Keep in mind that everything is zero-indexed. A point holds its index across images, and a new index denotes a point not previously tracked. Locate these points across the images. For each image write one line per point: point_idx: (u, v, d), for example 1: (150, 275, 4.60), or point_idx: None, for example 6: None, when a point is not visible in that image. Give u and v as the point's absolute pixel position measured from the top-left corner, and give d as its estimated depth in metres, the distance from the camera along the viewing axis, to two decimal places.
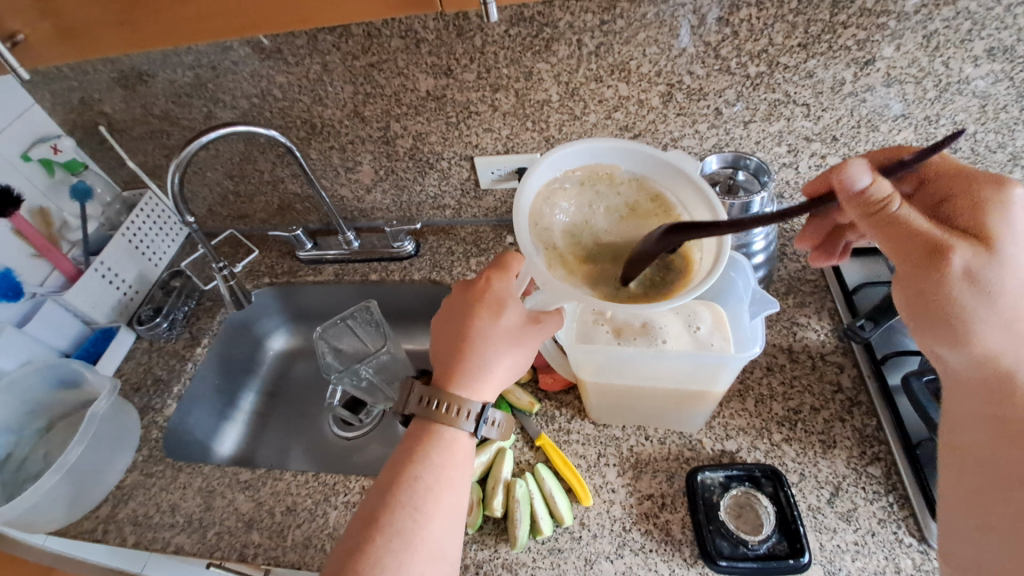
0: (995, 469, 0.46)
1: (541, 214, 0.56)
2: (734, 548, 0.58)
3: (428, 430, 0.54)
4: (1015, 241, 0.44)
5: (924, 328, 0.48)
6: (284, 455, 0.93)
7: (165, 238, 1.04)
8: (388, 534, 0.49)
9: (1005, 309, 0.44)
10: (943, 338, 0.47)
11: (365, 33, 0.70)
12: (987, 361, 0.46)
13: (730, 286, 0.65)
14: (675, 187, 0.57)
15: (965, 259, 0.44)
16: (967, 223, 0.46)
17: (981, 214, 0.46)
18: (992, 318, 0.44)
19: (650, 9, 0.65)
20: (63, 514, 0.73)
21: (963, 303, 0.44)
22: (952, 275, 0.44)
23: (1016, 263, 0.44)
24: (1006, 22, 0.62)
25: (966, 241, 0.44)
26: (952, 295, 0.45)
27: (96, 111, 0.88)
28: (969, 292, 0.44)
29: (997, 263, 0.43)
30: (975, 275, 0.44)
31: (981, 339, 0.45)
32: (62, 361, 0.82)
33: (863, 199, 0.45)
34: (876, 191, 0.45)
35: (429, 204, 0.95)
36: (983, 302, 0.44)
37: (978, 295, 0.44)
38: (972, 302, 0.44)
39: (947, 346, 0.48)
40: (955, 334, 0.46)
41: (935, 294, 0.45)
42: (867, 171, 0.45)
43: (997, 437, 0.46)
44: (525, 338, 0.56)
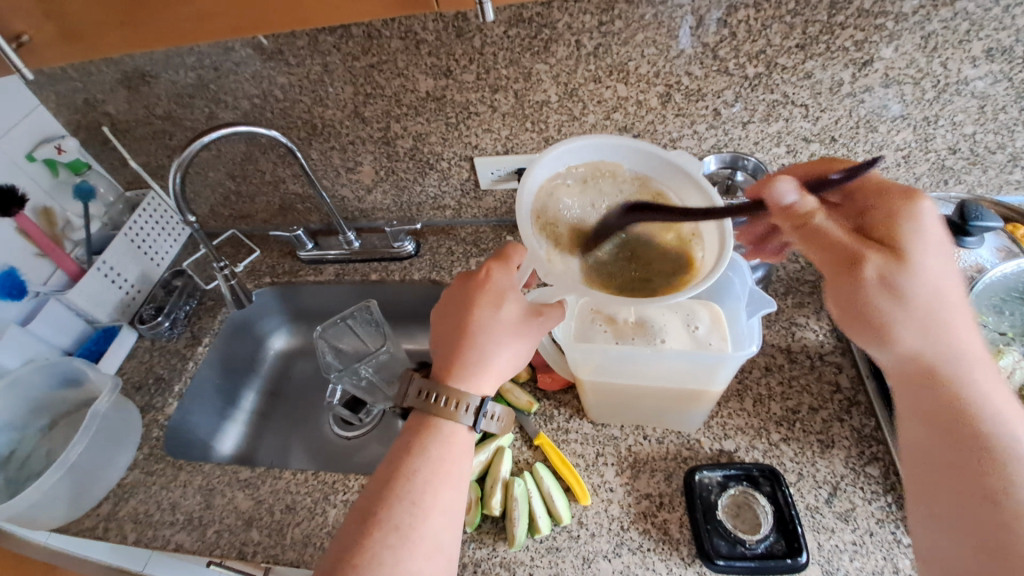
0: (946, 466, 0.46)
1: (544, 209, 0.57)
2: (732, 547, 0.58)
3: (427, 423, 0.55)
4: (923, 250, 0.48)
5: (852, 331, 0.51)
6: (285, 454, 0.94)
7: (168, 238, 1.05)
8: (386, 529, 0.49)
9: (922, 312, 0.47)
10: (870, 339, 0.50)
11: (365, 34, 0.71)
12: (912, 359, 0.49)
13: (727, 285, 0.65)
14: (676, 187, 0.57)
15: (877, 266, 0.47)
16: (881, 233, 0.49)
17: (893, 225, 0.49)
18: (910, 320, 0.48)
19: (648, 10, 0.65)
20: (66, 509, 0.73)
21: (881, 307, 0.48)
22: (868, 283, 0.47)
23: (926, 271, 0.47)
24: (1004, 22, 0.62)
25: (877, 251, 0.48)
26: (868, 301, 0.48)
27: (99, 112, 0.89)
28: (884, 296, 0.47)
29: (908, 271, 0.47)
30: (889, 282, 0.47)
31: (902, 339, 0.48)
32: (64, 360, 0.83)
33: (792, 212, 0.50)
34: (802, 204, 0.50)
35: (429, 204, 0.95)
36: (898, 306, 0.47)
37: (893, 300, 0.47)
38: (888, 307, 0.48)
39: (874, 345, 0.51)
40: (879, 335, 0.49)
41: (857, 299, 0.48)
42: (794, 188, 0.50)
43: (942, 433, 0.47)
44: (526, 332, 0.57)
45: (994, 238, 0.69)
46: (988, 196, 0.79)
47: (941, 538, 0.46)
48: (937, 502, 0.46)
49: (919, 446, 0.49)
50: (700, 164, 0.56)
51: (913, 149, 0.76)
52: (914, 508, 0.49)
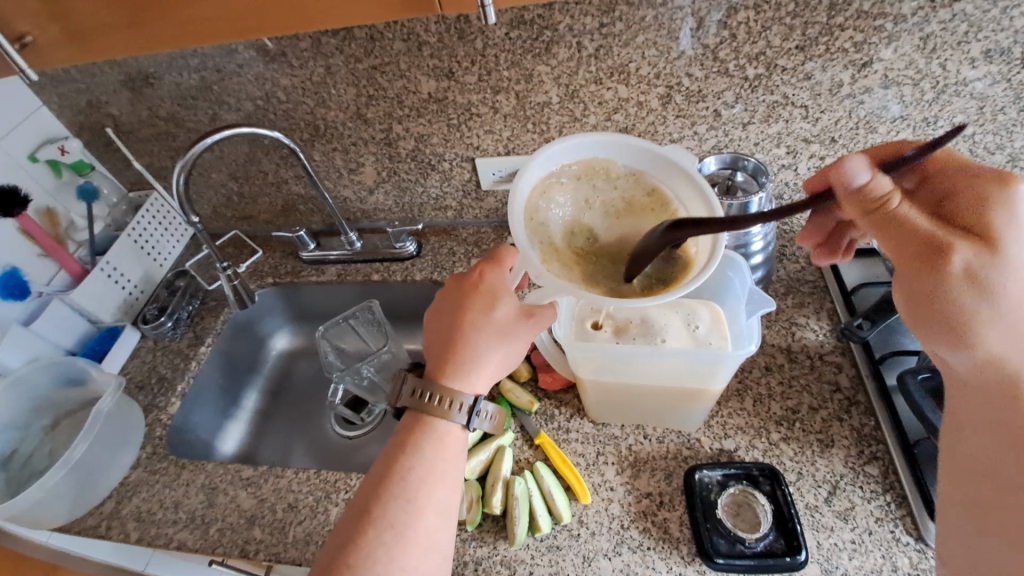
0: (1007, 480, 0.46)
1: (536, 208, 0.57)
2: (731, 546, 0.58)
3: (420, 422, 0.55)
4: (1019, 242, 0.44)
5: (929, 330, 0.48)
6: (286, 453, 0.94)
7: (170, 238, 1.05)
8: (381, 527, 0.49)
9: (1013, 311, 0.44)
10: (948, 340, 0.47)
11: (367, 36, 0.71)
12: (989, 364, 0.46)
13: (727, 285, 0.65)
14: (670, 181, 0.57)
15: (965, 257, 0.43)
16: (969, 221, 0.46)
17: (984, 213, 0.45)
18: (999, 319, 0.44)
19: (648, 12, 0.65)
20: (69, 507, 0.74)
21: (968, 306, 0.44)
22: (952, 274, 0.44)
23: (1020, 264, 0.43)
24: (1003, 24, 0.63)
25: (967, 240, 0.44)
26: (954, 297, 0.44)
27: (103, 113, 0.89)
28: (971, 291, 0.44)
29: (1002, 263, 0.43)
30: (975, 273, 0.43)
31: (983, 341, 0.45)
32: (67, 359, 0.84)
33: (862, 194, 0.46)
34: (875, 186, 0.46)
35: (431, 205, 0.96)
36: (990, 306, 0.44)
37: (982, 296, 0.44)
38: (973, 302, 0.44)
39: (951, 348, 0.47)
40: (960, 338, 0.46)
41: (940, 293, 0.45)
42: (865, 167, 0.46)
43: (999, 444, 0.46)
44: (519, 331, 0.57)
45: None
46: None
47: (977, 545, 0.47)
48: (992, 511, 0.46)
49: (974, 455, 0.48)
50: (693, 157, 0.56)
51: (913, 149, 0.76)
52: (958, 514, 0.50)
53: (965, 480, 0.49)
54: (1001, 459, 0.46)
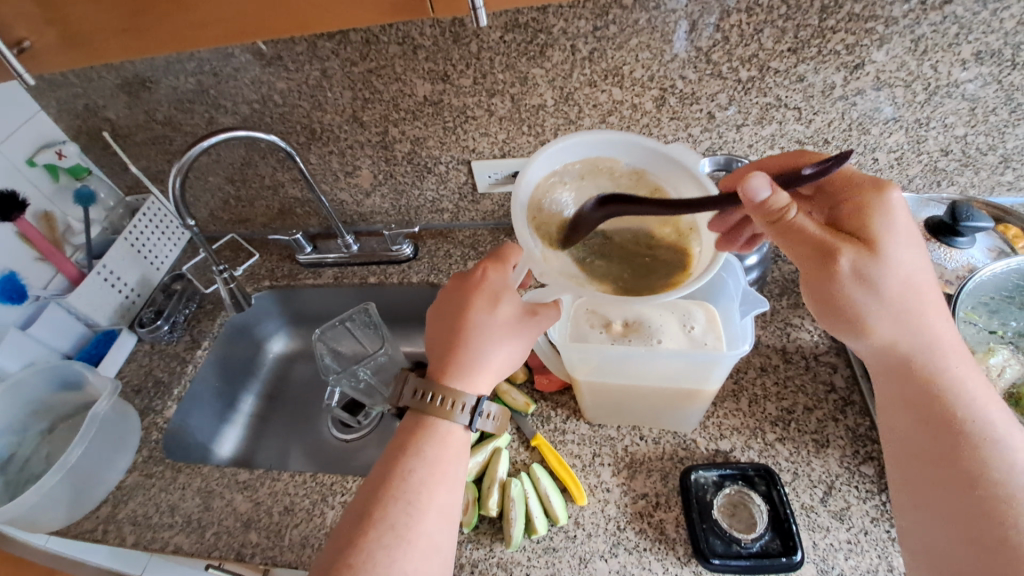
0: (928, 455, 0.48)
1: (540, 207, 0.57)
2: (727, 546, 0.58)
3: (422, 423, 0.55)
4: (892, 241, 0.48)
5: (831, 321, 0.52)
6: (283, 456, 0.94)
7: (167, 242, 1.05)
8: (382, 528, 0.49)
9: (897, 302, 0.49)
10: (847, 331, 0.52)
11: (363, 40, 0.72)
12: (886, 349, 0.50)
13: (721, 287, 0.65)
14: (673, 181, 0.58)
15: (851, 260, 0.47)
16: (853, 228, 0.50)
17: (865, 218, 0.49)
18: (884, 311, 0.49)
19: (642, 15, 0.66)
20: (64, 513, 0.73)
21: (859, 302, 0.49)
22: (841, 275, 0.47)
23: (894, 260, 0.48)
24: (993, 26, 0.63)
25: (852, 244, 0.48)
26: (844, 293, 0.48)
27: (100, 117, 0.90)
28: (859, 289, 0.48)
29: (880, 262, 0.47)
30: (863, 274, 0.48)
31: (875, 330, 0.50)
32: (64, 362, 0.84)
33: (764, 208, 0.48)
34: (774, 201, 0.47)
35: (428, 208, 0.96)
36: (874, 299, 0.48)
37: (868, 291, 0.48)
38: (864, 298, 0.48)
39: (852, 336, 0.52)
40: (853, 326, 0.51)
41: (833, 292, 0.49)
42: (767, 183, 0.47)
43: (923, 421, 0.48)
44: (521, 330, 0.57)
45: (987, 238, 0.70)
46: (980, 197, 0.79)
47: (928, 524, 0.47)
48: (930, 486, 0.47)
49: (901, 437, 0.50)
50: (696, 158, 0.56)
51: (906, 150, 0.77)
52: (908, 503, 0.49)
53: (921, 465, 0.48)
54: (919, 434, 0.49)
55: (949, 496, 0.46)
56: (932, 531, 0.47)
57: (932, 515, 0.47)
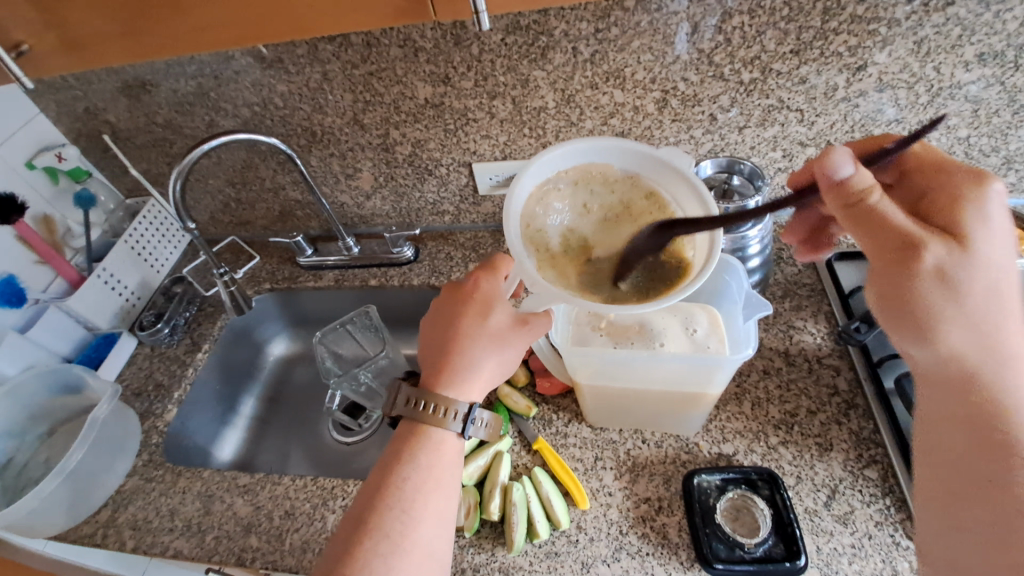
0: (973, 474, 0.45)
1: (534, 215, 0.57)
2: (731, 551, 0.58)
3: (416, 430, 0.55)
4: (984, 241, 0.45)
5: (895, 324, 0.49)
6: (284, 460, 0.94)
7: (167, 245, 1.05)
8: (377, 537, 0.49)
9: (976, 309, 0.45)
10: (912, 336, 0.48)
11: (364, 42, 0.72)
12: (951, 360, 0.47)
13: (724, 289, 0.66)
14: (667, 185, 0.57)
15: (936, 255, 0.45)
16: (943, 222, 0.47)
17: (957, 211, 0.47)
18: (959, 315, 0.45)
19: (644, 17, 0.66)
20: (63, 518, 0.73)
21: (933, 302, 0.45)
22: (923, 270, 0.45)
23: (983, 261, 0.45)
24: (996, 27, 0.63)
25: (939, 238, 0.45)
26: (921, 292, 0.46)
27: (100, 120, 0.89)
28: (937, 287, 0.45)
29: (970, 260, 0.45)
30: (946, 273, 0.45)
31: (946, 337, 0.46)
32: (64, 366, 0.84)
33: (844, 189, 0.46)
34: (857, 180, 0.46)
35: (429, 210, 0.96)
36: (954, 302, 0.45)
37: (947, 292, 0.45)
38: (938, 299, 0.45)
39: (914, 342, 0.48)
40: (923, 332, 0.47)
41: (906, 290, 0.46)
42: (850, 159, 0.46)
43: (970, 436, 0.46)
44: (513, 338, 0.57)
45: None
46: None
47: (956, 540, 0.46)
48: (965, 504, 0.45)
49: (944, 448, 0.48)
50: (691, 160, 0.56)
51: None
52: (934, 514, 0.48)
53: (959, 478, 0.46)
54: (968, 454, 0.46)
55: (992, 518, 0.43)
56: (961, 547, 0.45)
57: (968, 534, 0.45)
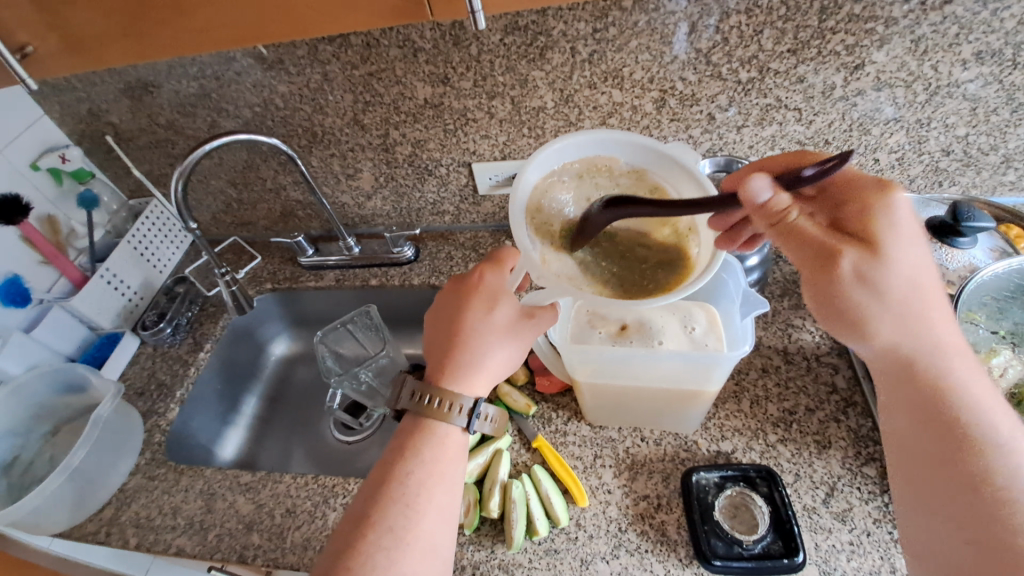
0: (933, 459, 0.47)
1: (540, 207, 0.57)
2: (729, 548, 0.58)
3: (420, 425, 0.55)
4: (897, 242, 0.48)
5: (834, 324, 0.51)
6: (285, 458, 0.94)
7: (170, 245, 1.06)
8: (381, 530, 0.49)
9: (900, 306, 0.48)
10: (850, 335, 0.51)
11: (364, 43, 0.72)
12: (888, 351, 0.50)
13: (720, 287, 0.66)
14: (672, 180, 0.58)
15: (852, 262, 0.47)
16: (856, 228, 0.49)
17: (868, 219, 0.49)
18: (887, 312, 0.48)
19: (641, 17, 0.66)
20: (67, 516, 0.74)
21: (862, 304, 0.48)
22: (842, 276, 0.47)
23: (898, 261, 0.48)
24: (993, 26, 0.63)
25: (852, 246, 0.48)
26: (845, 295, 0.48)
27: (103, 121, 0.90)
28: (860, 291, 0.48)
29: (881, 263, 0.47)
30: (865, 276, 0.47)
31: (879, 333, 0.49)
32: (68, 365, 0.84)
33: (766, 210, 0.49)
34: (775, 202, 0.49)
35: (429, 210, 0.96)
36: (876, 301, 0.48)
37: (871, 293, 0.48)
38: (864, 299, 0.48)
39: (855, 338, 0.51)
40: (858, 331, 0.50)
41: (833, 294, 0.49)
42: (768, 185, 0.49)
43: (917, 423, 0.49)
44: (521, 331, 0.58)
45: (988, 238, 0.70)
46: (982, 197, 0.79)
47: (929, 525, 0.47)
48: (930, 487, 0.47)
49: (901, 438, 0.50)
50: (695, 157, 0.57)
51: (907, 150, 0.77)
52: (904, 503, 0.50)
53: (920, 463, 0.48)
54: (924, 440, 0.48)
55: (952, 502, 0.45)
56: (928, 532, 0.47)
57: (938, 519, 0.46)
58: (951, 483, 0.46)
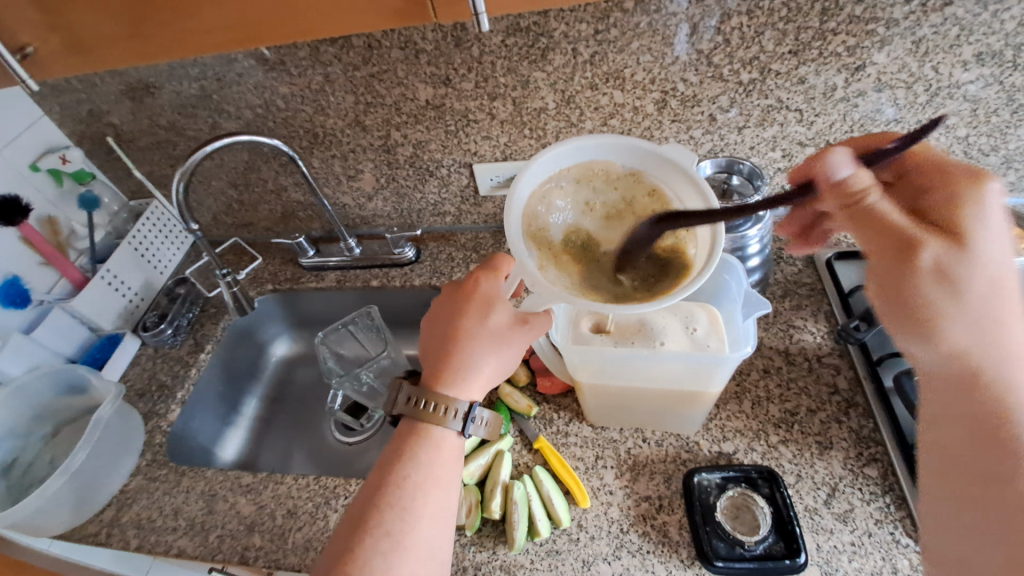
0: (977, 468, 0.45)
1: (536, 214, 0.57)
2: (731, 549, 0.58)
3: (416, 429, 0.55)
4: (983, 237, 0.46)
5: (901, 320, 0.49)
6: (287, 459, 0.94)
7: (170, 246, 1.06)
8: (378, 535, 0.49)
9: (977, 305, 0.45)
10: (916, 331, 0.49)
11: (365, 44, 0.72)
12: (956, 356, 0.47)
13: (723, 288, 0.66)
14: (671, 181, 0.57)
15: (934, 253, 0.45)
16: (938, 218, 0.47)
17: (955, 210, 0.47)
18: (964, 310, 0.46)
19: (643, 18, 0.66)
20: (69, 517, 0.73)
21: (935, 299, 0.46)
22: (920, 267, 0.46)
23: (983, 258, 0.45)
24: (993, 27, 0.63)
25: (937, 236, 0.46)
26: (920, 288, 0.46)
27: (104, 122, 0.90)
28: (937, 286, 0.46)
29: (968, 257, 0.45)
30: (943, 269, 0.45)
31: (949, 333, 0.47)
32: (69, 366, 0.84)
33: (842, 189, 0.47)
34: (855, 180, 0.47)
35: (430, 211, 0.96)
36: (951, 298, 0.46)
37: (946, 290, 0.46)
38: (938, 295, 0.46)
39: (919, 339, 0.49)
40: (926, 326, 0.48)
41: (907, 286, 0.47)
42: (849, 162, 0.47)
43: (971, 434, 0.46)
44: (514, 338, 0.58)
45: None
46: None
47: (968, 535, 0.44)
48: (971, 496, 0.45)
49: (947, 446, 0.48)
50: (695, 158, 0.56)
51: None
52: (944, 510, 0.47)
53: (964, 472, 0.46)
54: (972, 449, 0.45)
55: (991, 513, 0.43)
56: (965, 541, 0.45)
57: (976, 529, 0.44)
58: (993, 495, 0.43)
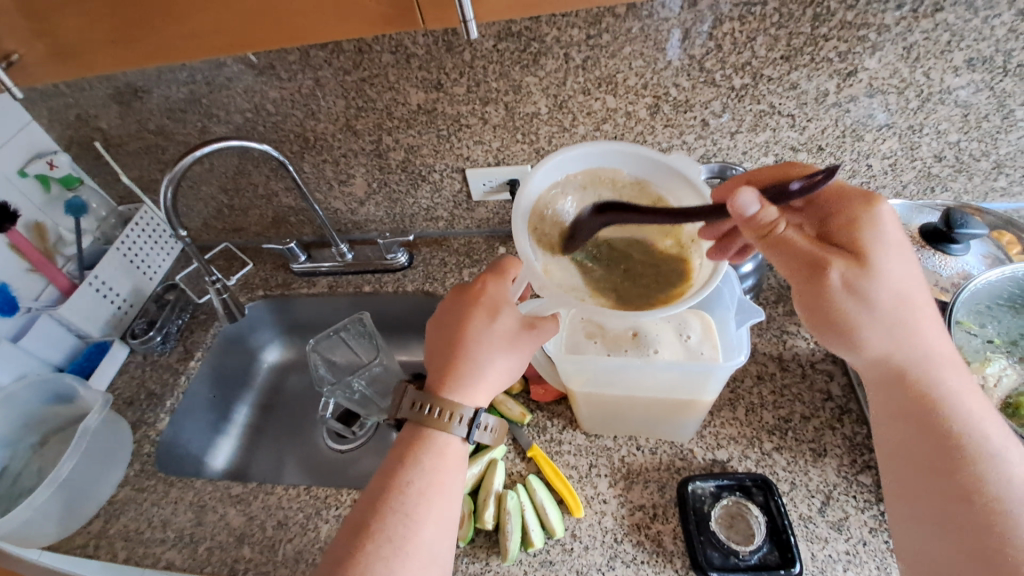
0: (926, 468, 0.48)
1: (542, 218, 0.56)
2: (725, 559, 0.57)
3: (419, 435, 0.54)
4: (882, 253, 0.48)
5: (826, 334, 0.52)
6: (278, 468, 0.93)
7: (160, 252, 1.05)
8: (380, 540, 0.48)
9: (890, 317, 0.49)
10: (839, 343, 0.52)
11: (356, 49, 0.71)
12: (880, 361, 0.51)
13: (715, 295, 0.65)
14: (676, 192, 0.57)
15: (841, 272, 0.47)
16: (843, 239, 0.49)
17: (855, 231, 0.49)
18: (877, 321, 0.49)
19: (635, 23, 0.66)
20: (54, 528, 0.72)
21: (849, 314, 0.49)
22: (831, 287, 0.48)
23: (886, 273, 0.48)
24: (984, 33, 0.63)
25: (841, 256, 0.48)
26: (835, 306, 0.49)
27: (92, 127, 0.89)
28: (849, 300, 0.48)
29: (870, 275, 0.48)
30: (853, 286, 0.48)
31: (869, 342, 0.50)
32: (55, 376, 0.82)
33: (755, 224, 0.47)
34: (763, 216, 0.47)
35: (422, 216, 0.95)
36: (864, 312, 0.49)
37: (859, 304, 0.48)
38: (853, 310, 0.49)
39: (846, 349, 0.52)
40: (848, 339, 0.51)
41: (825, 304, 0.49)
42: (756, 198, 0.46)
43: (917, 433, 0.49)
44: (522, 343, 0.57)
45: (981, 245, 0.70)
46: (974, 203, 0.79)
47: (927, 535, 0.47)
48: (920, 493, 0.48)
49: (897, 450, 0.50)
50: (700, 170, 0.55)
51: (899, 156, 0.77)
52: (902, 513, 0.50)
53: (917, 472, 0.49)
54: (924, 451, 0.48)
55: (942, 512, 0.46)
56: (929, 542, 0.47)
57: (933, 527, 0.47)
58: (945, 492, 0.46)
